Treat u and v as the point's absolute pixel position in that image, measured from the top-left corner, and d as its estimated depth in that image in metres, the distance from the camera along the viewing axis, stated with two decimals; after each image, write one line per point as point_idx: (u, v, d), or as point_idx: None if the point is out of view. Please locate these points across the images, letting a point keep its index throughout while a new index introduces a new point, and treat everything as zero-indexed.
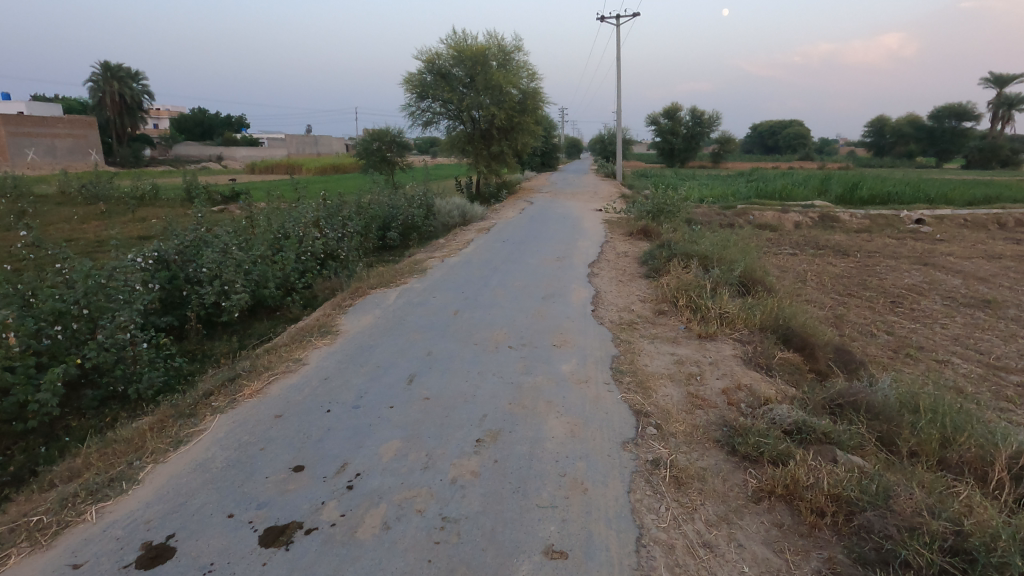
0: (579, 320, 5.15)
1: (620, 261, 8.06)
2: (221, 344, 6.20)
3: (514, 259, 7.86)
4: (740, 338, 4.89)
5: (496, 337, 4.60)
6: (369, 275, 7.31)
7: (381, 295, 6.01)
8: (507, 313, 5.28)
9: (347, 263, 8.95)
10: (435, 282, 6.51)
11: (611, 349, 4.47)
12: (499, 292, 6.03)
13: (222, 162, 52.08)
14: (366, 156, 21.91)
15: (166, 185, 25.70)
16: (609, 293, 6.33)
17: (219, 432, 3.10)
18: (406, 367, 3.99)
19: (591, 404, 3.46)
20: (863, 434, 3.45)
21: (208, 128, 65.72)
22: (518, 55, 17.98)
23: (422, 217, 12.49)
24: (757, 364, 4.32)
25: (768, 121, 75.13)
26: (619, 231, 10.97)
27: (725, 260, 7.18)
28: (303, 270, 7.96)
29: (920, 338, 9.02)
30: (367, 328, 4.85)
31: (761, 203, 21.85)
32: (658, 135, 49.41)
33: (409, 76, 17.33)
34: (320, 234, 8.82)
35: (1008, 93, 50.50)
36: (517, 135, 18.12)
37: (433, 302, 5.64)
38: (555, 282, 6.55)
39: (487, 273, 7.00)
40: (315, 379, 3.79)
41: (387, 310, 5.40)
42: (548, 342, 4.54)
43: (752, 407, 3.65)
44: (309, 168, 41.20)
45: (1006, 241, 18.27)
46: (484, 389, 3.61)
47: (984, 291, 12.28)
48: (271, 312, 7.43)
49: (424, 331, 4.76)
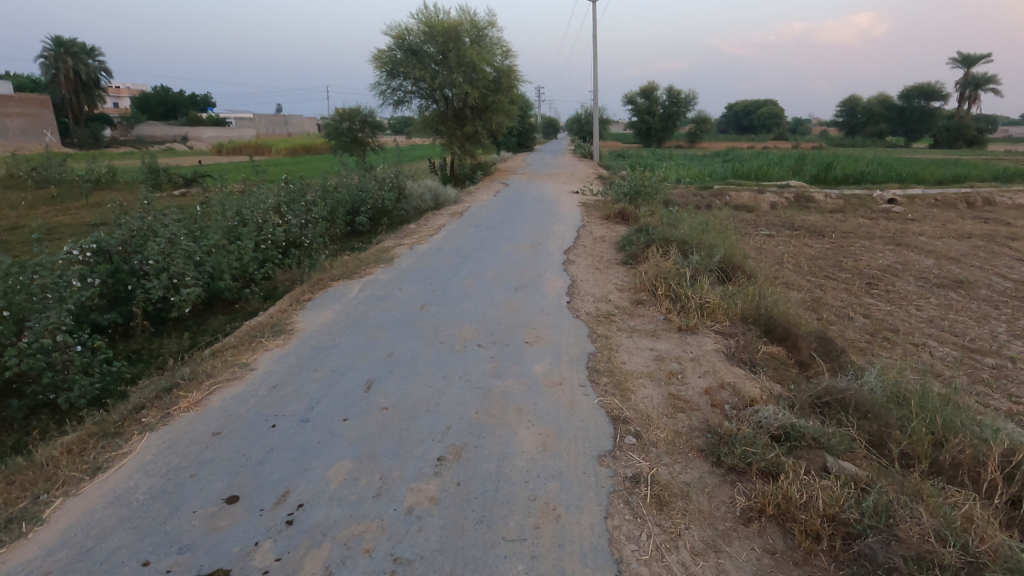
0: (553, 313, 4.87)
1: (597, 247, 7.78)
2: (171, 342, 5.77)
3: (487, 246, 7.52)
4: (722, 330, 4.66)
5: (465, 334, 4.29)
6: (333, 265, 6.90)
7: (344, 288, 5.62)
8: (478, 306, 4.96)
9: (311, 251, 8.50)
10: (402, 273, 6.14)
11: (587, 346, 4.20)
12: (469, 282, 5.69)
13: (187, 144, 50.17)
14: (336, 136, 21.16)
15: (125, 167, 24.54)
16: (586, 282, 6.05)
17: (146, 455, 2.74)
18: (364, 370, 3.65)
19: (566, 411, 3.18)
20: (853, 435, 3.25)
21: (173, 107, 63.19)
22: (492, 31, 17.37)
23: (392, 200, 12.03)
24: (741, 359, 4.09)
25: (743, 101, 75.41)
26: (596, 214, 10.69)
27: (705, 245, 6.96)
28: (263, 259, 7.51)
29: (896, 321, 9.00)
30: (325, 326, 4.49)
31: (737, 184, 21.79)
32: (635, 115, 49.08)
33: (379, 53, 16.61)
34: (281, 221, 8.34)
35: (976, 73, 51.27)
36: (491, 115, 17.60)
37: (398, 295, 5.29)
38: (529, 271, 6.24)
39: (458, 262, 6.65)
40: (262, 388, 3.43)
41: (348, 305, 5.03)
42: (520, 338, 4.23)
43: (736, 408, 3.42)
44: (278, 149, 39.89)
45: (975, 220, 18.55)
46: (449, 396, 3.30)
47: (956, 271, 12.36)
48: (228, 305, 7.00)
49: (386, 329, 4.42)
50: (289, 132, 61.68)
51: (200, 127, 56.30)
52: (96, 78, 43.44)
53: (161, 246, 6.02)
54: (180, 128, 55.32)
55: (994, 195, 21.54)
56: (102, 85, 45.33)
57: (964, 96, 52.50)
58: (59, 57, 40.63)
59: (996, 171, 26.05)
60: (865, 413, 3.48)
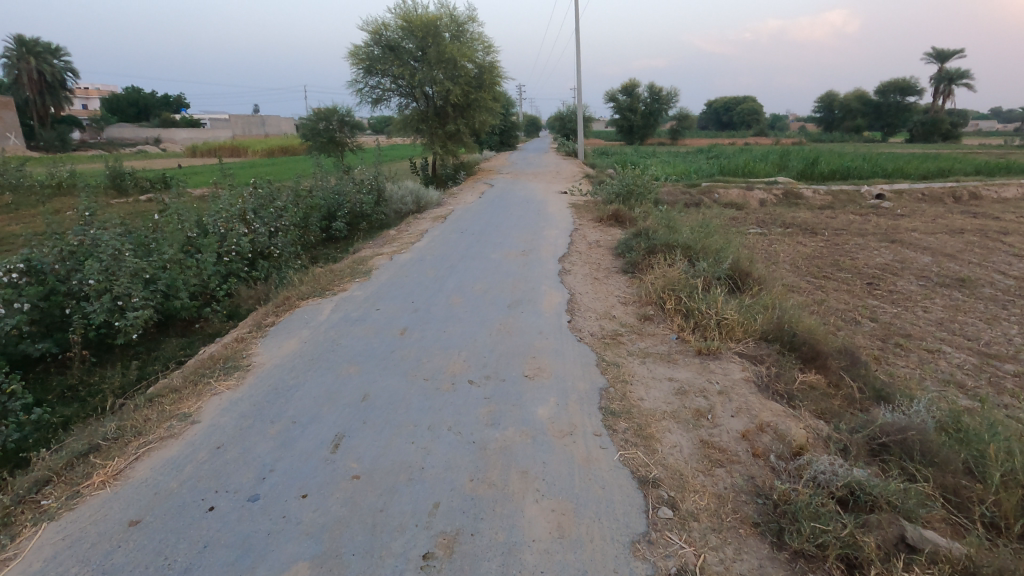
0: (553, 334, 4.28)
1: (593, 254, 7.19)
2: (116, 373, 5.05)
3: (474, 254, 6.90)
4: (747, 354, 4.11)
5: (455, 367, 3.66)
6: (303, 279, 6.22)
7: (313, 309, 4.93)
8: (467, 329, 4.34)
9: (281, 263, 7.79)
10: (379, 289, 5.48)
11: (598, 378, 3.59)
12: (455, 299, 5.06)
13: (159, 145, 48.64)
14: (311, 137, 20.29)
15: (90, 171, 23.43)
16: (585, 296, 5.48)
17: (33, 562, 2.06)
18: (332, 421, 3.00)
19: (581, 473, 2.58)
20: (927, 491, 2.70)
21: (145, 108, 61.45)
22: (472, 26, 16.73)
23: (371, 204, 11.34)
24: (776, 391, 3.53)
25: (722, 99, 75.84)
26: (587, 216, 10.11)
27: (710, 250, 6.43)
28: (226, 273, 6.78)
29: (905, 325, 8.56)
30: (290, 360, 3.82)
31: (725, 181, 21.43)
32: (617, 112, 48.76)
33: (355, 49, 15.84)
34: (247, 230, 7.60)
35: (949, 69, 51.89)
36: (474, 113, 16.96)
37: (375, 316, 4.63)
38: (522, 283, 5.63)
39: (442, 274, 6.01)
40: (204, 449, 2.77)
41: (317, 331, 4.36)
42: (517, 371, 3.62)
43: (783, 459, 2.86)
44: (255, 150, 38.81)
45: (963, 215, 18.40)
46: (436, 455, 2.67)
47: (955, 269, 12.03)
48: (186, 326, 6.27)
49: (360, 362, 3.76)
50: (266, 132, 60.27)
51: (174, 129, 54.75)
52: (61, 79, 41.80)
53: (103, 263, 5.27)
54: (152, 129, 53.72)
55: (980, 189, 21.43)
56: (68, 86, 43.72)
57: (939, 91, 53.02)
58: (22, 57, 38.90)
59: (978, 164, 26.05)
60: (933, 460, 2.93)
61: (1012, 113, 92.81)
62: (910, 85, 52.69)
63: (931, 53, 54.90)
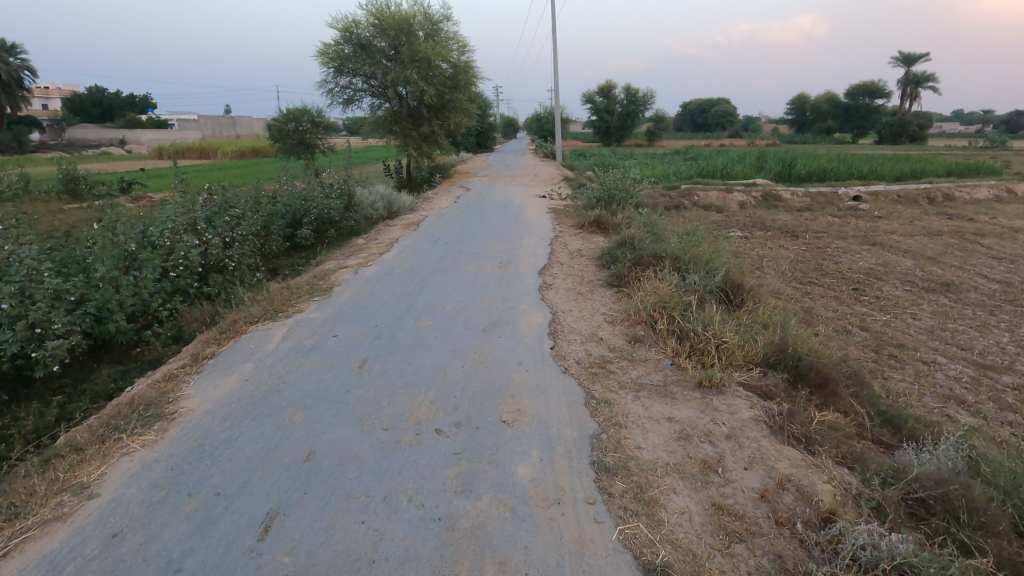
0: (534, 365, 3.77)
1: (576, 265, 6.72)
2: (31, 412, 4.39)
3: (446, 267, 6.35)
4: (753, 385, 3.68)
5: (420, 411, 3.12)
6: (256, 297, 5.61)
7: (261, 336, 4.33)
8: (437, 360, 3.80)
9: (237, 277, 7.16)
10: (339, 310, 4.89)
11: (587, 422, 3.08)
12: (424, 323, 4.51)
13: (124, 146, 46.92)
14: (280, 138, 19.44)
15: (42, 175, 22.12)
16: (569, 314, 4.98)
17: None
18: (265, 492, 2.43)
19: (574, 562, 2.08)
20: (984, 568, 2.27)
21: (109, 108, 59.23)
22: (447, 25, 16.20)
23: (339, 210, 10.71)
24: (792, 434, 3.07)
25: (696, 101, 76.59)
26: (568, 222, 9.63)
27: (701, 261, 6.00)
28: (172, 290, 6.13)
29: (897, 333, 8.28)
30: (225, 405, 3.24)
31: (704, 183, 21.20)
32: (594, 114, 48.65)
33: (324, 47, 15.15)
34: (198, 241, 6.95)
35: (916, 72, 53.03)
36: (449, 114, 16.41)
37: (331, 345, 4.05)
38: (499, 301, 5.10)
39: (411, 291, 5.45)
40: (96, 539, 2.18)
41: (262, 366, 3.76)
42: (493, 415, 3.09)
43: (811, 527, 2.40)
44: (225, 151, 37.58)
45: (939, 216, 18.48)
46: (391, 541, 2.14)
47: (938, 273, 11.87)
48: (124, 351, 5.61)
49: (308, 407, 3.19)
50: (237, 133, 58.71)
51: (138, 130, 52.92)
52: (17, 78, 39.91)
53: (17, 285, 4.63)
54: (116, 130, 51.84)
55: (953, 190, 21.62)
56: (25, 85, 41.85)
57: (906, 94, 53.98)
58: None
59: (950, 165, 26.35)
60: (983, 522, 2.51)
61: (974, 115, 95.58)
62: (879, 88, 53.65)
63: (899, 56, 55.95)
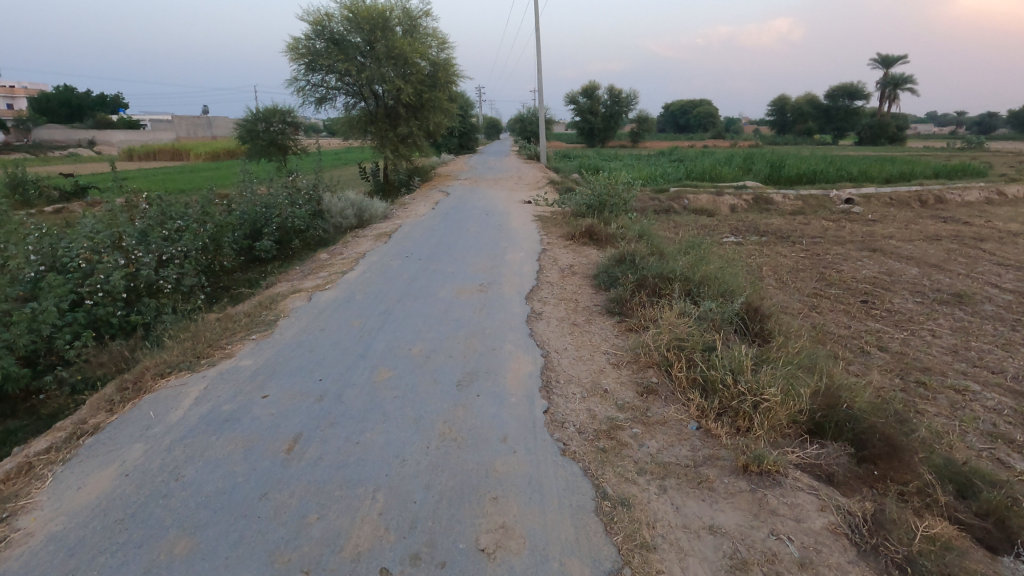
0: (524, 441, 2.84)
1: (568, 285, 5.84)
2: None
3: (416, 293, 5.38)
4: (811, 467, 2.81)
5: (361, 533, 2.18)
6: (183, 333, 4.60)
7: (169, 397, 3.33)
8: (394, 436, 2.85)
9: (175, 301, 6.11)
10: (277, 355, 3.89)
11: (602, 548, 2.17)
12: (383, 375, 3.53)
13: (93, 147, 45.04)
14: (250, 140, 18.23)
15: None
16: (565, 355, 4.08)
17: None
18: None
19: None
20: None
21: (78, 108, 56.86)
22: (426, 20, 15.23)
23: (305, 218, 9.65)
24: (890, 560, 2.19)
25: (679, 102, 76.45)
26: (557, 232, 8.72)
27: (714, 283, 5.16)
28: (86, 323, 5.11)
29: (919, 354, 7.51)
30: (80, 525, 2.24)
31: (694, 185, 20.44)
32: (577, 115, 47.92)
33: (295, 42, 14.07)
34: (127, 260, 5.91)
35: (895, 74, 53.22)
36: (428, 114, 15.44)
37: (257, 414, 3.07)
38: (479, 341, 4.16)
39: (372, 326, 4.47)
40: None
41: (155, 449, 2.76)
42: (466, 538, 2.16)
43: None
44: (197, 154, 36.18)
45: (934, 220, 17.94)
46: None
47: (947, 282, 11.19)
48: (19, 400, 4.58)
49: (200, 527, 2.22)
50: (212, 134, 56.92)
51: (108, 130, 50.79)
52: None
53: None
54: (85, 130, 49.83)
55: (944, 193, 21.15)
56: None
57: (885, 96, 54.17)
58: None
59: (936, 167, 25.96)
60: None
61: (948, 117, 96.97)
62: (858, 89, 53.75)
63: (878, 58, 56.16)
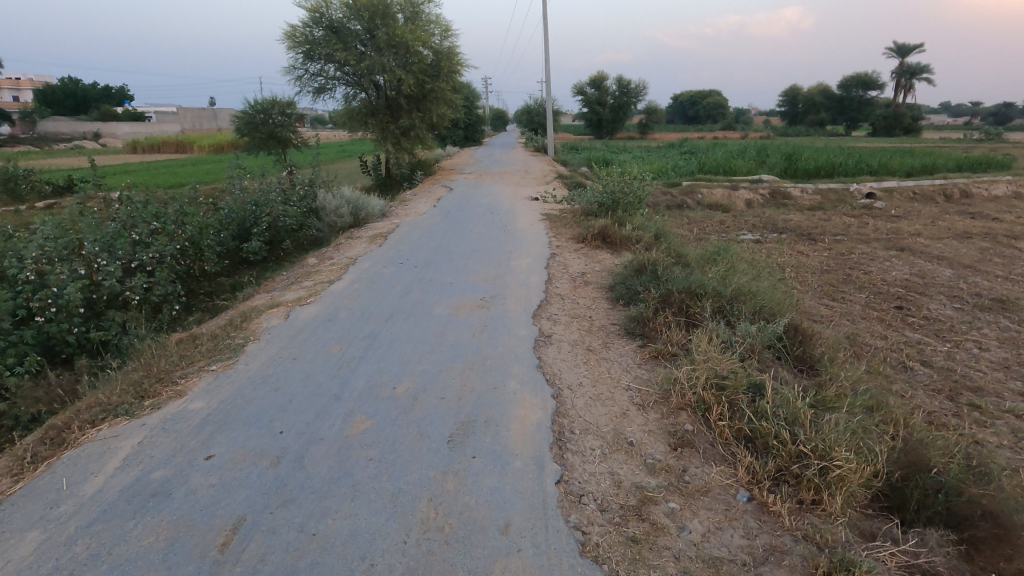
0: (532, 533, 2.19)
1: (581, 298, 5.17)
2: None
3: (408, 310, 4.72)
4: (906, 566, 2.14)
5: None
6: (136, 358, 3.96)
7: (92, 456, 2.69)
8: (363, 523, 2.19)
9: (143, 313, 5.48)
10: (235, 396, 3.24)
11: None
12: (358, 428, 2.87)
13: (98, 140, 44.64)
14: (248, 132, 17.57)
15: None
16: (580, 393, 3.40)
17: None
18: None
19: None
20: None
21: (83, 100, 56.37)
22: (429, 7, 14.48)
23: (296, 217, 8.99)
24: None
25: (689, 93, 75.09)
26: (567, 234, 8.02)
27: (749, 300, 4.46)
28: (34, 343, 4.49)
29: (968, 370, 6.76)
30: None
31: (708, 179, 19.59)
32: (586, 105, 46.77)
33: (292, 31, 13.39)
34: (88, 269, 5.29)
35: (910, 63, 51.81)
36: (430, 105, 14.73)
37: (194, 486, 2.42)
38: (477, 375, 3.50)
39: (354, 354, 3.82)
40: None
41: (51, 543, 2.12)
42: None
43: None
44: (200, 146, 35.74)
45: (961, 216, 17.06)
46: None
47: (985, 285, 10.39)
48: None
49: None
50: (217, 126, 56.35)
51: (112, 122, 50.17)
52: None
53: None
54: (89, 122, 49.33)
55: (970, 187, 20.19)
56: None
57: (901, 85, 52.61)
58: None
59: (959, 159, 24.93)
60: None
61: (962, 108, 95.07)
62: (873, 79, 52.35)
63: (893, 47, 54.72)
